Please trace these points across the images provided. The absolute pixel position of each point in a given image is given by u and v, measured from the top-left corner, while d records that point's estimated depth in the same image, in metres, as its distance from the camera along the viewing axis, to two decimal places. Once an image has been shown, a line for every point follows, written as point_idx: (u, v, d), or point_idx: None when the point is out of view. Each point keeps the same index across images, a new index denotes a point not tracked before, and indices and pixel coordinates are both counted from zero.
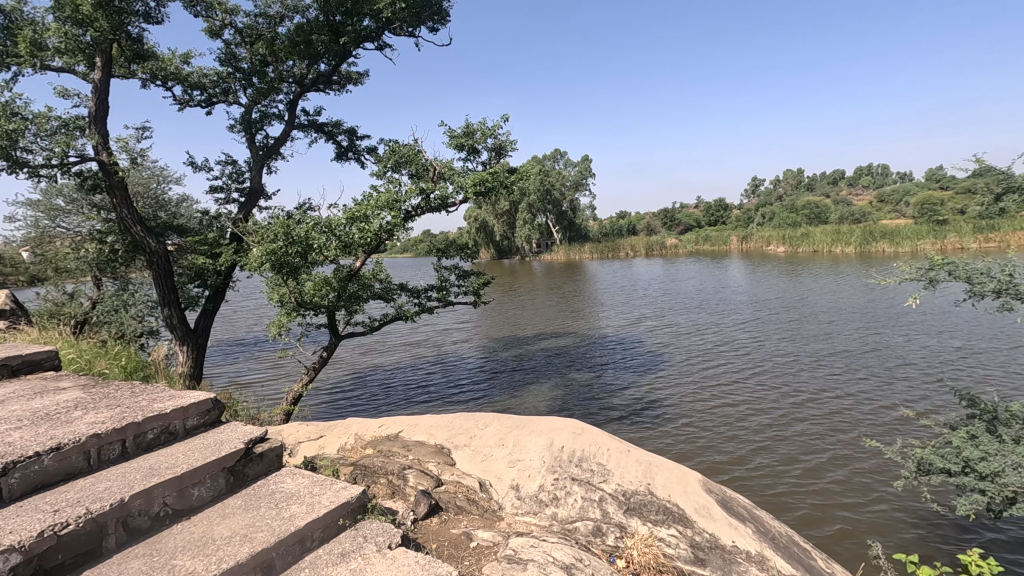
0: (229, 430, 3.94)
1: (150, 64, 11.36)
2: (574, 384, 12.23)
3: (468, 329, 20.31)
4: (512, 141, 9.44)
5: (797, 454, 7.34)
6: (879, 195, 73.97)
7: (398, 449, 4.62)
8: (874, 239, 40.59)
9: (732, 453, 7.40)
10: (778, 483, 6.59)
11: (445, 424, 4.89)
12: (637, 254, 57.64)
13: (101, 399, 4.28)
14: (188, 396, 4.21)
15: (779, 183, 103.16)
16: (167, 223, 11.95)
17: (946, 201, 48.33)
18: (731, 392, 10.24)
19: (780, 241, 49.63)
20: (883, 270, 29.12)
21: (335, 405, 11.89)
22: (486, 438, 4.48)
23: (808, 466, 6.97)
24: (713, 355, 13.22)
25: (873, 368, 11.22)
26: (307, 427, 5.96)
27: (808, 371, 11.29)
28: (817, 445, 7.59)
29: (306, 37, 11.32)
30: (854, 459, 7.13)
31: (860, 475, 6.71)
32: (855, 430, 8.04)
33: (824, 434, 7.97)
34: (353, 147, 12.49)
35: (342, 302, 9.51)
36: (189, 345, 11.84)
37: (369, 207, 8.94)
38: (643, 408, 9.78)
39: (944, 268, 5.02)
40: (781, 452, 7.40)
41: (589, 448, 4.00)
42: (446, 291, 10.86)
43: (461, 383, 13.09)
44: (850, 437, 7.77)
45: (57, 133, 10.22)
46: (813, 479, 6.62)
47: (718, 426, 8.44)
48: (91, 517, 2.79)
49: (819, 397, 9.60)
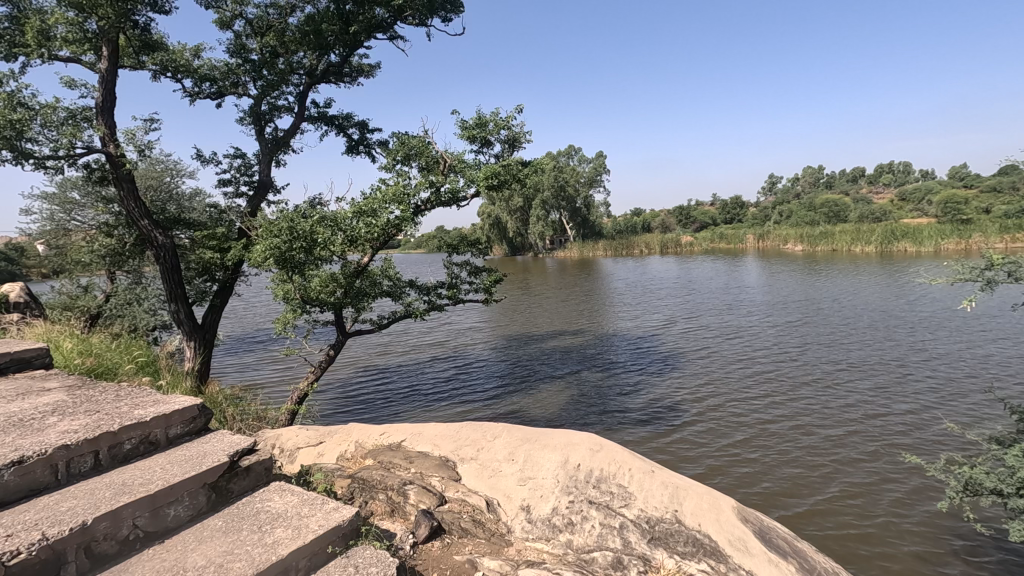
0: (214, 441, 3.62)
1: (159, 55, 11.12)
2: (589, 387, 11.82)
3: (480, 327, 19.90)
4: (526, 133, 9.05)
5: (828, 471, 6.86)
6: (900, 194, 72.46)
7: (398, 461, 4.25)
8: (896, 238, 39.53)
9: (757, 468, 6.96)
10: (808, 502, 6.14)
11: (450, 433, 4.50)
12: (652, 252, 56.80)
13: (82, 403, 3.98)
14: (174, 402, 3.89)
15: (797, 180, 101.45)
16: (174, 217, 11.71)
17: (971, 201, 46.92)
18: (755, 400, 9.76)
19: (797, 240, 48.55)
20: (932, 270, 27.85)
21: (343, 405, 11.63)
22: (494, 450, 4.09)
23: (839, 485, 6.52)
24: (733, 361, 12.71)
25: (903, 377, 10.66)
26: (306, 432, 5.60)
27: (833, 378, 10.77)
28: (849, 461, 7.11)
29: (315, 27, 10.98)
30: (889, 477, 6.64)
31: (898, 496, 6.23)
32: (888, 445, 7.52)
33: (854, 448, 7.49)
34: (364, 140, 12.20)
35: (349, 299, 9.17)
36: (196, 340, 11.64)
37: (376, 200, 8.59)
38: (662, 414, 9.35)
39: (1002, 268, 4.55)
40: (810, 468, 6.93)
41: (608, 467, 3.61)
42: (456, 289, 10.49)
43: (471, 384, 12.71)
44: (885, 452, 7.27)
45: (64, 124, 10.04)
46: (847, 500, 6.16)
47: (741, 437, 7.99)
48: (47, 545, 2.47)
49: (847, 408, 9.09)
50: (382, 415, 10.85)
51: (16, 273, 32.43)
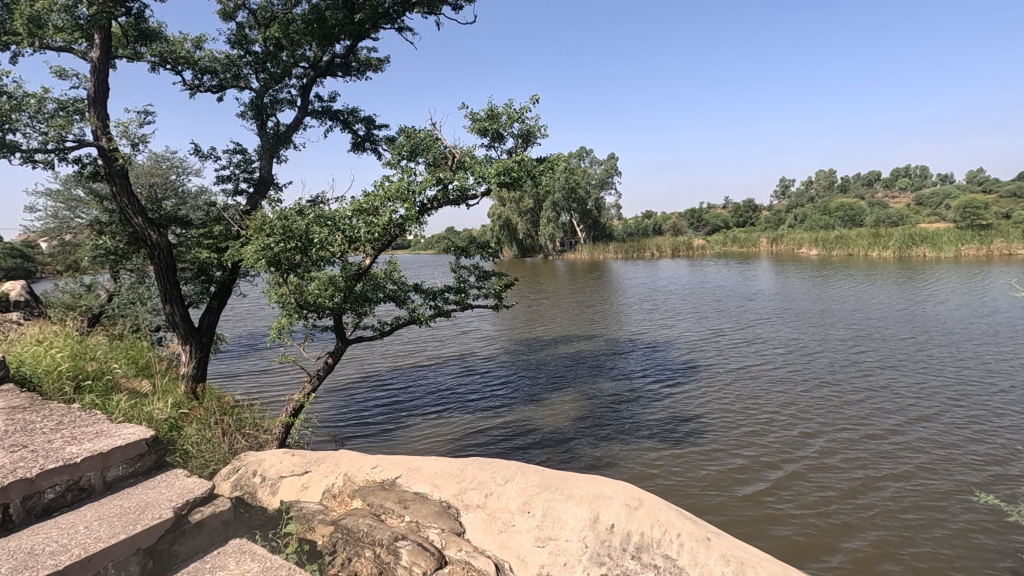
0: (163, 488, 2.96)
1: (157, 46, 10.52)
2: (604, 402, 11.09)
3: (486, 334, 19.25)
4: (541, 127, 8.34)
5: (878, 524, 6.16)
6: (917, 198, 70.99)
7: (390, 506, 3.55)
8: (915, 243, 38.29)
9: (795, 517, 6.29)
10: (864, 564, 5.41)
11: (454, 470, 3.76)
12: (663, 254, 55.95)
13: (12, 433, 3.32)
14: (119, 433, 3.25)
15: (810, 184, 100.10)
16: (169, 215, 11.12)
17: (994, 206, 45.85)
18: (787, 429, 9.02)
19: (811, 244, 47.50)
20: (973, 278, 26.85)
21: (345, 415, 11.01)
22: (505, 497, 3.35)
23: (895, 543, 5.79)
24: (758, 379, 11.91)
25: (945, 406, 9.88)
26: (293, 457, 4.89)
27: (869, 405, 9.98)
28: (902, 513, 6.38)
29: (319, 16, 10.36)
30: (951, 537, 5.90)
31: (961, 558, 5.55)
32: (944, 494, 6.78)
33: (906, 496, 6.75)
34: (369, 137, 11.59)
35: (349, 304, 8.55)
36: (192, 345, 10.97)
37: (377, 197, 7.86)
38: (686, 443, 8.64)
39: None
40: (859, 521, 6.20)
41: (651, 531, 2.91)
42: (464, 293, 9.76)
43: (479, 395, 12.06)
44: (938, 503, 6.56)
45: (55, 116, 9.53)
46: (901, 561, 5.49)
47: (777, 479, 7.26)
48: None
49: (890, 442, 8.33)
50: (384, 428, 10.20)
51: (28, 269, 32.44)
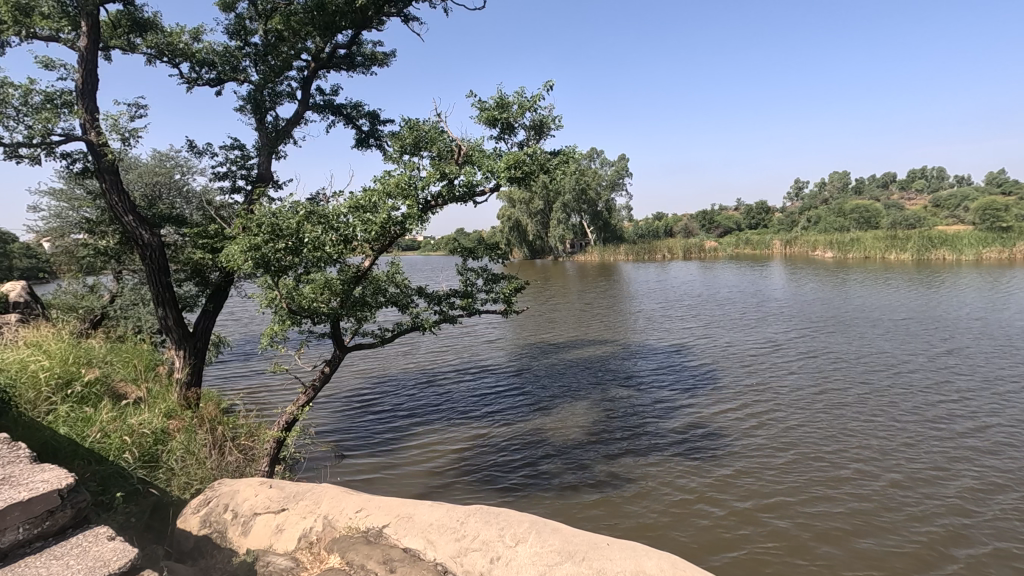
0: (74, 559, 2.70)
1: (152, 36, 9.82)
2: (621, 413, 10.35)
3: (495, 339, 18.54)
4: (556, 117, 7.62)
5: (935, 567, 5.49)
6: (933, 199, 69.28)
7: (373, 569, 2.88)
8: (935, 245, 37.07)
9: (840, 556, 5.66)
10: None
11: (453, 521, 3.08)
12: (674, 257, 54.98)
13: None
14: (29, 481, 2.94)
15: (823, 185, 98.65)
16: (163, 213, 10.48)
17: (1015, 207, 44.72)
18: (823, 448, 8.28)
19: (826, 246, 46.31)
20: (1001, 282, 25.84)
21: (348, 425, 10.41)
22: (516, 565, 2.70)
23: None
24: (785, 391, 11.15)
25: (993, 424, 9.10)
26: (270, 488, 4.19)
27: (909, 422, 9.22)
28: (962, 554, 5.69)
29: (321, 4, 9.68)
30: None
31: None
32: (1006, 533, 6.06)
33: (963, 536, 6.03)
34: (374, 132, 10.95)
35: (346, 310, 7.83)
36: (186, 350, 10.26)
37: (376, 193, 7.20)
38: (713, 462, 7.93)
39: None
40: (912, 565, 5.50)
41: None
42: (471, 298, 8.94)
43: (489, 404, 11.38)
44: (1001, 544, 5.88)
45: (42, 110, 8.96)
46: None
47: (815, 509, 6.56)
48: None
49: (940, 467, 7.59)
50: (388, 439, 9.58)
51: (37, 269, 32.35)
